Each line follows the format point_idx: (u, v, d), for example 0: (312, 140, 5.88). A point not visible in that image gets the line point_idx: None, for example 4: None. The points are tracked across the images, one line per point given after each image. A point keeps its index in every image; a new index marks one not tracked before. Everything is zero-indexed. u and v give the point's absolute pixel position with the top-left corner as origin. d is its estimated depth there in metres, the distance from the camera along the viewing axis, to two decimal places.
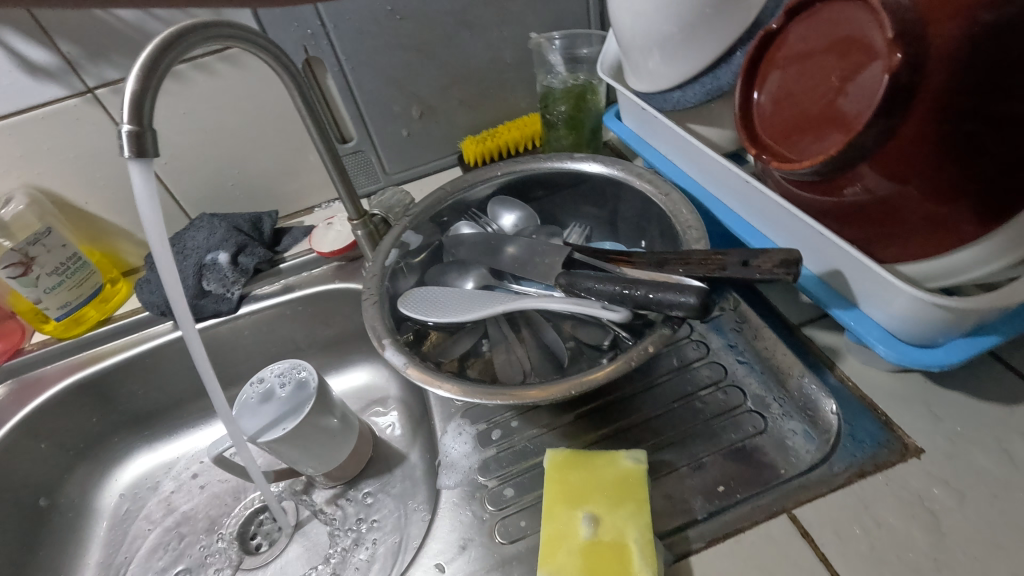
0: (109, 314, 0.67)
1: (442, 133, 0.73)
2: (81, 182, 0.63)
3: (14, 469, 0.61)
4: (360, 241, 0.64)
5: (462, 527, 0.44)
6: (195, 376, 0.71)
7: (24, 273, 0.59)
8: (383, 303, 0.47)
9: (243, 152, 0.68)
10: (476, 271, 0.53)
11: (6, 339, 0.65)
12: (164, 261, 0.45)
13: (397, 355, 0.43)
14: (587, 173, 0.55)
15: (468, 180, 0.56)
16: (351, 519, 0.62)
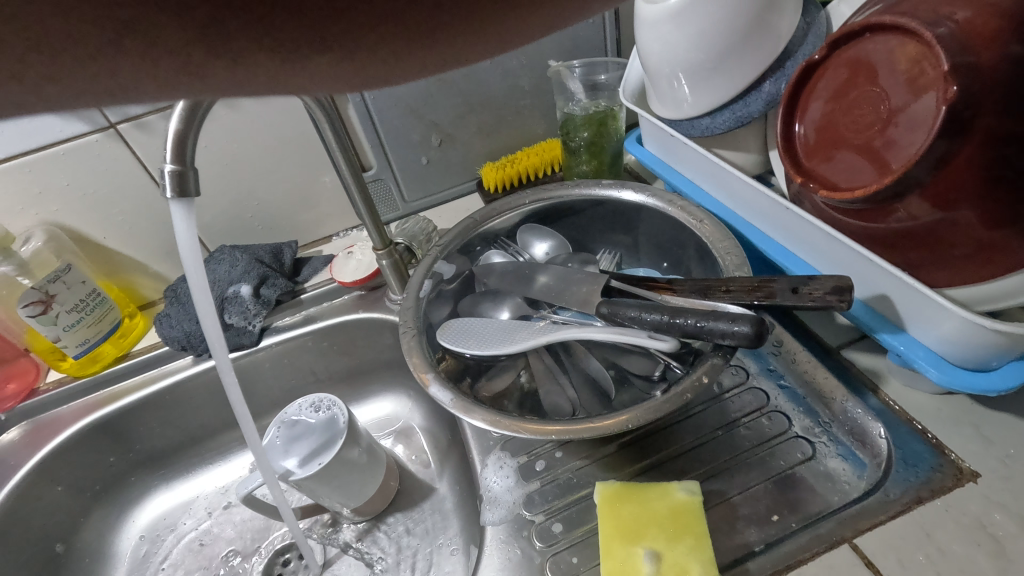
0: (127, 350, 0.66)
1: (461, 160, 0.73)
2: (101, 216, 0.63)
3: (31, 513, 0.59)
4: (384, 270, 0.64)
5: (510, 564, 0.43)
6: (215, 411, 0.69)
7: (44, 311, 0.58)
8: (423, 336, 0.47)
9: (262, 183, 0.67)
10: (510, 301, 0.53)
11: (20, 379, 0.63)
12: (201, 300, 0.44)
13: (442, 393, 0.42)
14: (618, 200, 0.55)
15: (496, 210, 0.56)
16: (380, 555, 0.60)
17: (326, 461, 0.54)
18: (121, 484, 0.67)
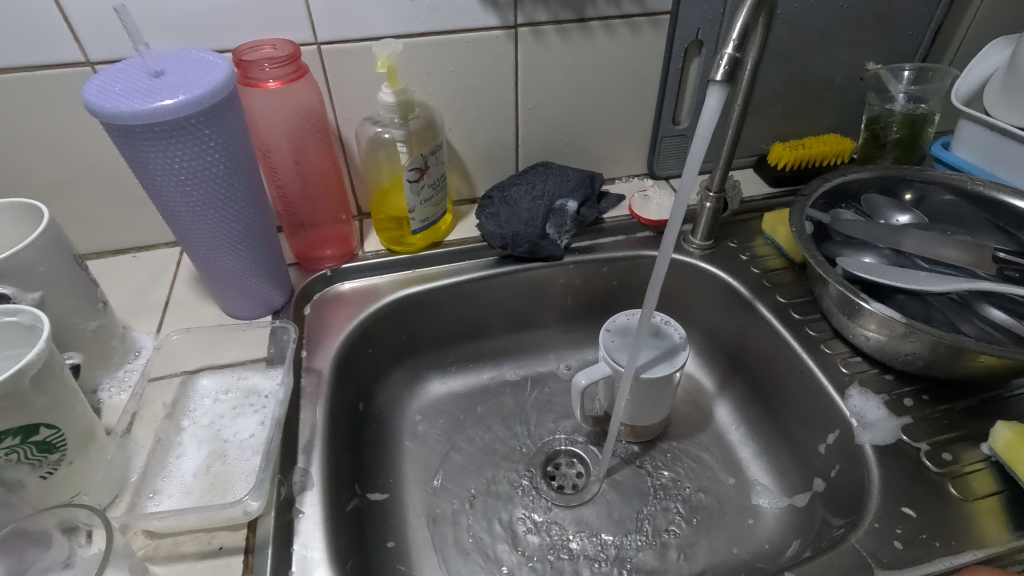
0: (440, 240, 0.70)
1: (754, 134, 0.78)
2: (461, 108, 0.66)
3: (356, 367, 0.62)
4: (700, 213, 0.68)
5: (910, 479, 0.47)
6: (497, 314, 0.71)
7: (417, 179, 0.61)
8: (824, 261, 0.53)
9: (591, 115, 0.71)
10: (877, 253, 0.57)
11: (340, 245, 0.66)
12: (685, 181, 0.48)
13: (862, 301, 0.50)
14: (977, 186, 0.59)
15: (852, 172, 0.61)
16: (667, 472, 0.63)
17: (676, 365, 0.57)
18: (404, 364, 0.69)
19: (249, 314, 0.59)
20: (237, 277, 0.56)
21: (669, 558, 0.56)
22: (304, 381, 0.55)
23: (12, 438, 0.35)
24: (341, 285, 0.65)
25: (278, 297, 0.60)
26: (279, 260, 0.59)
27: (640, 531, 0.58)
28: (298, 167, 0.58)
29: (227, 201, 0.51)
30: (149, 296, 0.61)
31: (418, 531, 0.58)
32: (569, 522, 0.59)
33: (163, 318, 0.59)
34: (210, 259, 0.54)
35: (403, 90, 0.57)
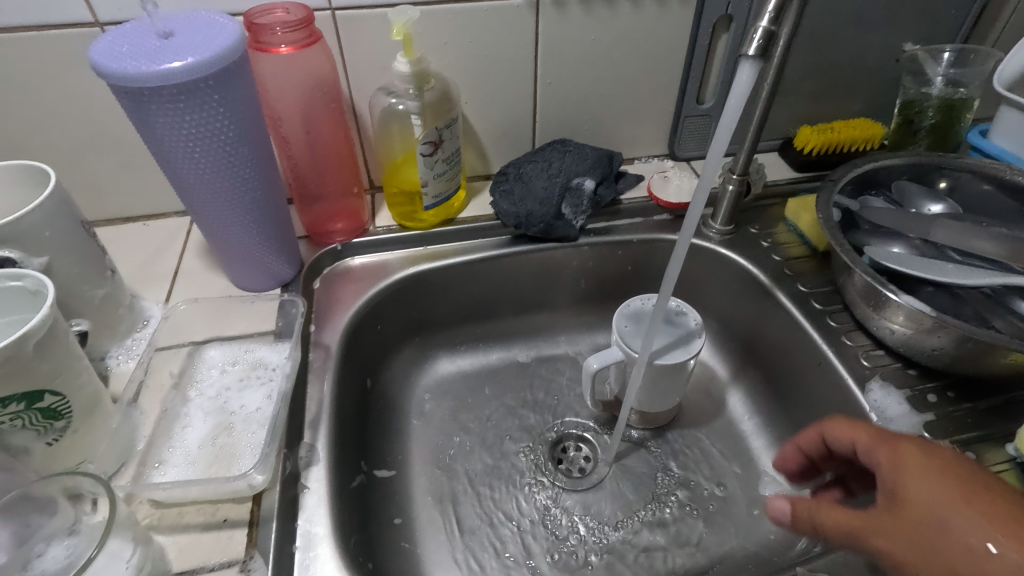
0: (453, 217, 0.68)
1: (781, 117, 0.75)
2: (477, 81, 0.64)
3: (364, 343, 0.61)
4: (721, 197, 0.66)
5: None
6: (509, 294, 0.70)
7: (431, 153, 0.59)
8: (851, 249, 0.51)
9: (612, 92, 0.69)
10: (906, 243, 0.54)
11: (351, 219, 0.64)
12: (709, 162, 0.46)
13: (890, 292, 0.48)
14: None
15: (884, 158, 0.58)
16: (677, 460, 0.62)
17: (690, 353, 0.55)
18: (413, 341, 0.68)
19: (257, 286, 0.58)
20: (245, 248, 0.55)
21: (676, 546, 0.56)
22: (312, 356, 0.54)
23: (16, 404, 0.35)
24: (351, 260, 0.64)
25: (287, 271, 0.59)
26: (288, 232, 0.58)
27: (648, 518, 0.58)
28: (308, 137, 0.56)
29: (235, 170, 0.50)
30: (158, 266, 0.60)
31: (424, 509, 0.58)
32: (576, 506, 0.59)
33: (172, 288, 0.58)
34: (218, 229, 0.53)
35: (418, 60, 0.55)
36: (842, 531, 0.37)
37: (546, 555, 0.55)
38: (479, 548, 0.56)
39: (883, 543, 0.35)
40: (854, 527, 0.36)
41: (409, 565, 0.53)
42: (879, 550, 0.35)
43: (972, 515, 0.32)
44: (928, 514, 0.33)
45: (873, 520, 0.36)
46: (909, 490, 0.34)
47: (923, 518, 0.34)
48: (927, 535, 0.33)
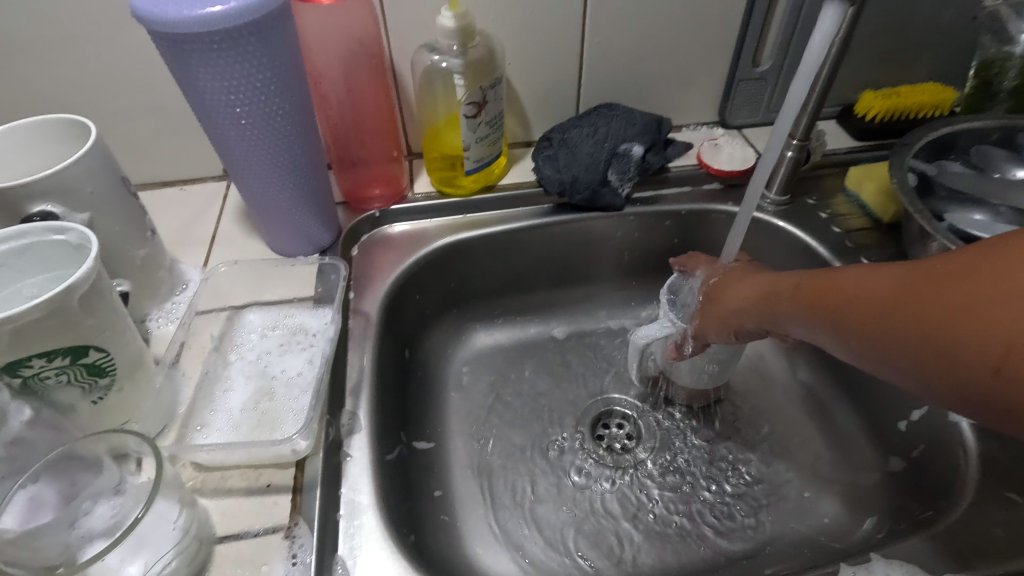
0: (493, 184, 0.66)
1: (842, 81, 0.70)
2: (522, 40, 0.61)
3: (403, 312, 0.59)
4: (778, 164, 0.62)
5: (1015, 463, 0.42)
6: (549, 266, 0.68)
7: (474, 115, 0.56)
8: (929, 217, 0.47)
9: (662, 53, 0.65)
10: (990, 210, 0.50)
11: (390, 185, 0.62)
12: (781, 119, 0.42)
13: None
14: None
15: (962, 120, 0.54)
16: (725, 438, 0.60)
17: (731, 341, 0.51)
18: (450, 313, 0.66)
19: (296, 252, 0.57)
20: (284, 211, 0.54)
21: (725, 527, 0.54)
22: (351, 323, 0.53)
23: (62, 358, 0.34)
24: (390, 227, 0.63)
25: (325, 236, 0.57)
26: (328, 196, 0.56)
27: (695, 497, 0.55)
28: (348, 96, 0.54)
29: (275, 126, 0.48)
30: (197, 230, 0.59)
31: (463, 482, 0.56)
32: (619, 483, 0.57)
33: (210, 252, 0.57)
34: (258, 191, 0.52)
35: (463, 14, 0.53)
36: (873, 305, 0.32)
37: (590, 532, 0.54)
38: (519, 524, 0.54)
39: (859, 334, 0.33)
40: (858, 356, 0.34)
41: (449, 537, 0.51)
42: (850, 311, 0.34)
43: (925, 275, 0.30)
44: (904, 304, 0.30)
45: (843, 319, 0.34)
46: (876, 295, 0.32)
47: (839, 285, 0.35)
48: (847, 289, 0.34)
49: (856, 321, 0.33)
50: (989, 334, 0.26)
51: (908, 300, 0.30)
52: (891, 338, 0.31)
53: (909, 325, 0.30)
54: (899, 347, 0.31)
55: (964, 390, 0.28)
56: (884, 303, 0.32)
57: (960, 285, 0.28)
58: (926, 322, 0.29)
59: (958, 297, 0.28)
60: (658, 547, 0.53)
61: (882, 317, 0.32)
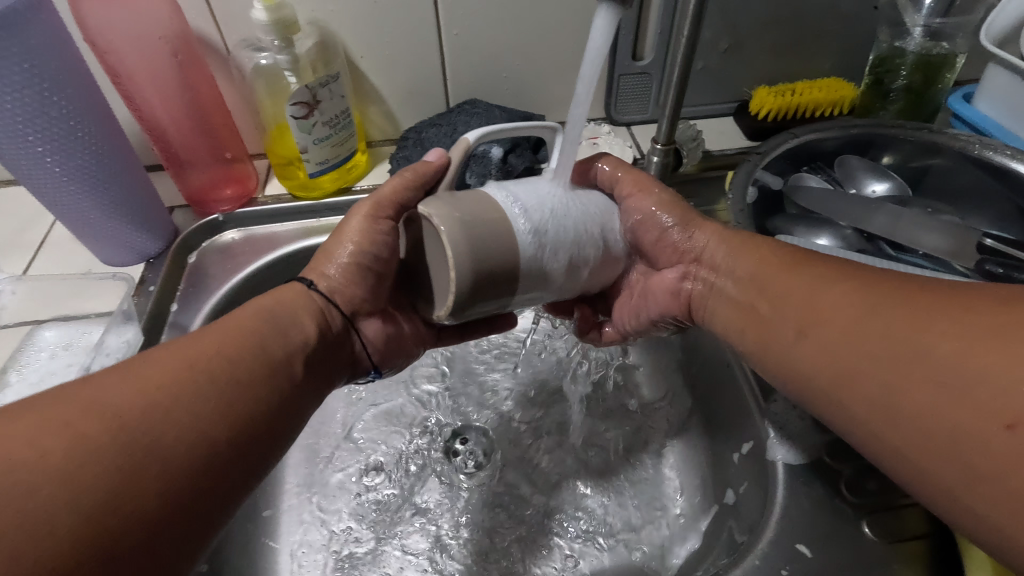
0: (350, 184, 0.62)
1: (736, 75, 0.65)
2: (369, 31, 0.56)
3: None
4: (648, 168, 0.58)
5: (817, 511, 0.39)
6: None
7: (305, 115, 0.52)
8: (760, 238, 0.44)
9: (531, 45, 0.60)
10: (836, 231, 0.46)
11: (235, 187, 0.59)
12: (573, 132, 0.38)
13: None
14: (993, 160, 0.45)
15: (825, 129, 0.49)
16: (577, 461, 0.57)
17: (561, 254, 0.36)
18: None
19: (119, 260, 0.54)
20: (94, 222, 0.51)
21: (557, 557, 0.51)
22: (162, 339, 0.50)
23: None
24: (234, 232, 0.59)
25: (151, 244, 0.55)
26: (147, 203, 0.53)
27: (532, 522, 0.53)
28: (164, 97, 0.50)
29: (61, 134, 0.45)
30: (24, 235, 0.56)
31: (295, 502, 0.55)
32: (457, 505, 0.55)
33: (31, 260, 0.54)
34: (58, 202, 0.49)
35: (278, 6, 0.48)
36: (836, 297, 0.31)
37: (416, 557, 0.51)
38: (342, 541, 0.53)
39: (822, 339, 0.31)
40: (790, 362, 0.33)
41: None
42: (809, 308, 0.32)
43: (907, 307, 0.28)
44: (866, 325, 0.29)
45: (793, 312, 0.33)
46: (833, 299, 0.31)
47: (806, 284, 0.33)
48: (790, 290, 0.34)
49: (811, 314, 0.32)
50: (978, 425, 0.24)
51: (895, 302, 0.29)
52: (853, 359, 0.29)
53: (868, 351, 0.28)
54: (854, 372, 0.29)
55: (892, 438, 0.27)
56: (862, 304, 0.30)
57: (939, 325, 0.26)
58: (891, 364, 0.27)
59: (935, 335, 0.26)
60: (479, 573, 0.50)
61: (844, 333, 0.30)
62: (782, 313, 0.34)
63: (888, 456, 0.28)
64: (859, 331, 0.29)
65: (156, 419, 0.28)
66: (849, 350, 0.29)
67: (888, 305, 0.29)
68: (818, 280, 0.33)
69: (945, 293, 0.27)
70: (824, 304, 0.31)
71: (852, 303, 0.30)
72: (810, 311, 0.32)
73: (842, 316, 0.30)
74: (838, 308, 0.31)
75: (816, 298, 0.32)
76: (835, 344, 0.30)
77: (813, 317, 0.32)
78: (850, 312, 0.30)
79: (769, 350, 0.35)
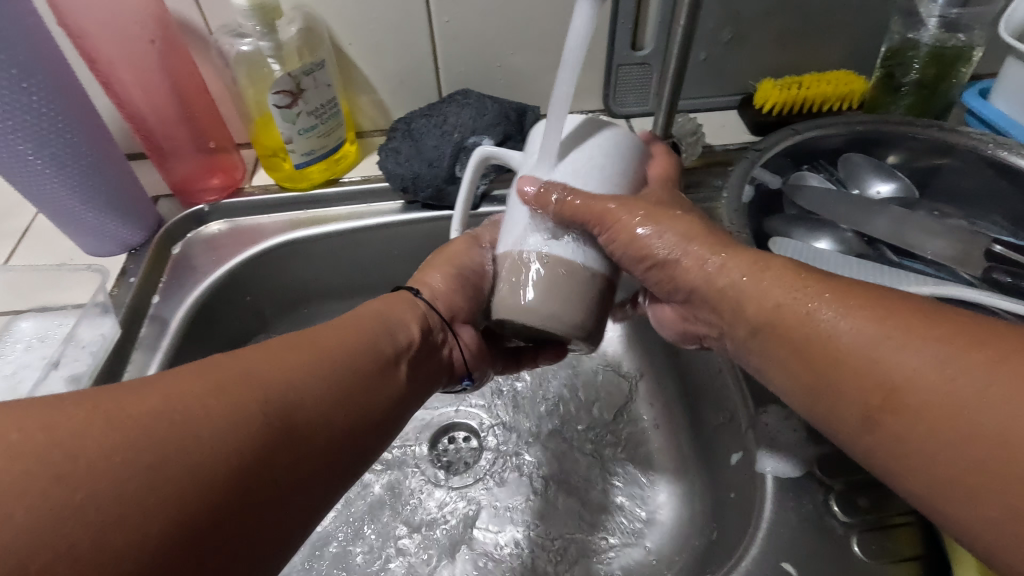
0: (339, 175, 0.60)
1: (740, 67, 0.62)
2: (357, 18, 0.55)
3: (224, 317, 0.56)
4: None
5: (805, 526, 0.38)
6: (404, 267, 0.63)
7: (289, 105, 0.51)
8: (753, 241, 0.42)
9: (526, 34, 0.58)
10: (836, 233, 0.44)
11: (222, 176, 0.58)
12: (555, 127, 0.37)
13: None
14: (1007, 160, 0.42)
15: (828, 125, 0.47)
16: (565, 463, 0.56)
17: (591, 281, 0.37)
18: (294, 314, 0.62)
19: (101, 250, 0.54)
20: (73, 212, 0.50)
21: (542, 562, 0.50)
22: (141, 332, 0.49)
23: None
24: (219, 223, 0.58)
25: (134, 234, 0.54)
26: (128, 192, 0.52)
27: (517, 526, 0.52)
28: (144, 84, 0.49)
29: (34, 123, 0.43)
30: (9, 223, 0.56)
31: None
32: (441, 505, 0.53)
33: (15, 249, 0.54)
34: (35, 192, 0.48)
35: None
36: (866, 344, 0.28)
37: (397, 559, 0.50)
38: (340, 553, 0.51)
39: (864, 398, 0.29)
40: (800, 382, 0.32)
41: None
42: (838, 356, 0.29)
43: (947, 358, 0.26)
44: (913, 381, 0.27)
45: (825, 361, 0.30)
46: (864, 345, 0.29)
47: (821, 321, 0.30)
48: (808, 334, 0.31)
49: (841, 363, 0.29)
50: None
51: (933, 349, 0.27)
52: (903, 421, 0.27)
53: (919, 409, 0.26)
54: (893, 411, 0.27)
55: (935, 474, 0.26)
56: (900, 357, 0.27)
57: (985, 364, 0.25)
58: (948, 425, 0.25)
59: (978, 388, 0.25)
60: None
61: (888, 390, 0.27)
62: (811, 363, 0.31)
63: (925, 490, 0.26)
64: (908, 390, 0.27)
65: (226, 434, 0.26)
66: (900, 413, 0.27)
67: (926, 357, 0.27)
68: (841, 319, 0.30)
69: (995, 337, 0.26)
70: (858, 353, 0.29)
71: (890, 355, 0.28)
72: (846, 363, 0.29)
73: (885, 370, 0.28)
74: (878, 359, 0.28)
75: (845, 347, 0.29)
76: (878, 403, 0.28)
77: (847, 366, 0.29)
78: (893, 366, 0.27)
79: (797, 375, 0.32)
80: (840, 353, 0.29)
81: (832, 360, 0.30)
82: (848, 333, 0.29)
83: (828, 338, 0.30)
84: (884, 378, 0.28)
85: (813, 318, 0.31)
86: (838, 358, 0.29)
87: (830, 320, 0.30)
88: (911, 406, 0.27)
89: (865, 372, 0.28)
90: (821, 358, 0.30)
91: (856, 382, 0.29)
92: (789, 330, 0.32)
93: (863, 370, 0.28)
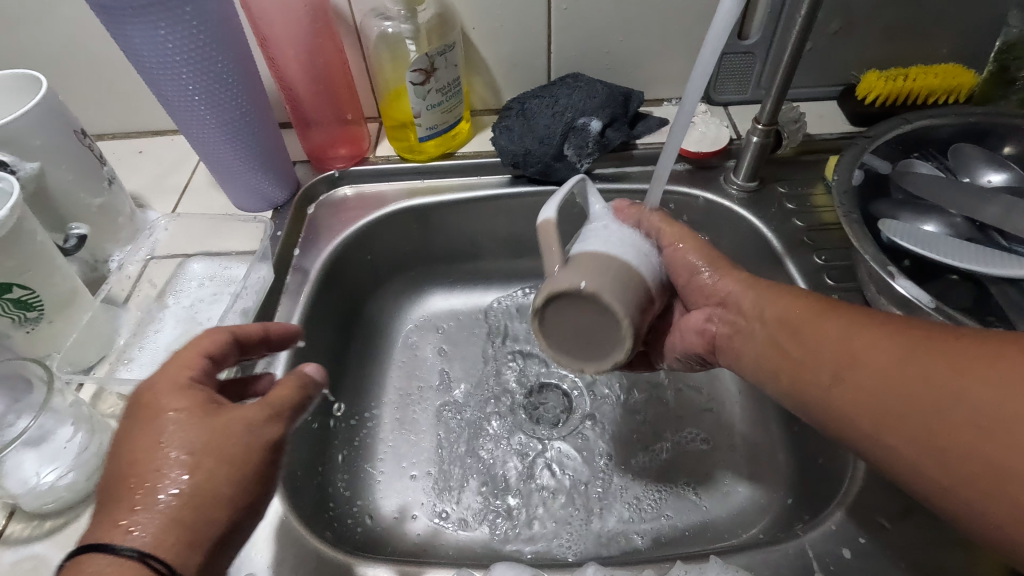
0: (454, 150, 0.66)
1: (845, 58, 0.63)
2: (483, 4, 0.59)
3: (350, 272, 0.62)
4: (746, 148, 0.58)
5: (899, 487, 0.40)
6: (505, 237, 0.68)
7: (422, 82, 0.56)
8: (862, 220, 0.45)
9: (637, 22, 0.62)
10: (944, 218, 0.45)
11: (351, 147, 0.64)
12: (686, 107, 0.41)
13: (892, 275, 0.40)
14: None
15: (939, 115, 0.49)
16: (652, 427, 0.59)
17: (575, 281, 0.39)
18: (403, 275, 0.68)
19: (249, 206, 0.61)
20: (234, 169, 0.57)
21: (638, 513, 0.53)
22: (287, 279, 0.56)
23: None
24: (347, 187, 0.65)
25: (278, 193, 0.61)
26: (277, 155, 0.58)
27: (612, 478, 0.55)
28: (301, 59, 0.56)
29: (217, 89, 0.50)
30: (171, 179, 0.64)
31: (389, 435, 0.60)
32: (539, 455, 0.57)
33: (178, 201, 0.62)
34: (208, 150, 0.55)
35: None
36: (867, 349, 0.32)
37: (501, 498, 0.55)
38: (445, 488, 0.56)
39: (861, 394, 0.31)
40: (799, 389, 0.35)
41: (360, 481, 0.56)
42: (838, 361, 0.33)
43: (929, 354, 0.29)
44: (903, 379, 0.29)
45: (822, 370, 0.34)
46: (864, 352, 0.32)
47: (832, 328, 0.34)
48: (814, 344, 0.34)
49: (837, 370, 0.33)
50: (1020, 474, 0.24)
51: (923, 346, 0.29)
52: (899, 409, 0.29)
53: (915, 403, 0.29)
54: (881, 411, 0.30)
55: (917, 460, 0.28)
56: (892, 360, 0.30)
57: (953, 360, 0.28)
58: (937, 419, 0.27)
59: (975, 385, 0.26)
60: (545, 531, 0.52)
61: (878, 390, 0.30)
62: (814, 370, 0.34)
63: (922, 479, 0.28)
64: (898, 378, 0.29)
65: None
66: (891, 407, 0.29)
67: (917, 351, 0.29)
68: (840, 329, 0.33)
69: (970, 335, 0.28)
70: (857, 356, 0.32)
71: (883, 356, 0.31)
72: (843, 372, 0.32)
73: (875, 369, 0.31)
74: (874, 358, 0.31)
75: (843, 348, 0.33)
76: (873, 401, 0.30)
77: (844, 371, 0.32)
78: (885, 362, 0.30)
79: (797, 380, 0.35)
80: (836, 363, 0.33)
81: (832, 369, 0.33)
82: (849, 338, 0.33)
83: (831, 342, 0.34)
84: (876, 378, 0.30)
85: (817, 330, 0.35)
86: (836, 367, 0.33)
87: (833, 330, 0.34)
88: (900, 400, 0.29)
89: (861, 373, 0.31)
90: (821, 367, 0.34)
91: (854, 383, 0.32)
92: (795, 342, 0.36)
93: (859, 370, 0.31)
